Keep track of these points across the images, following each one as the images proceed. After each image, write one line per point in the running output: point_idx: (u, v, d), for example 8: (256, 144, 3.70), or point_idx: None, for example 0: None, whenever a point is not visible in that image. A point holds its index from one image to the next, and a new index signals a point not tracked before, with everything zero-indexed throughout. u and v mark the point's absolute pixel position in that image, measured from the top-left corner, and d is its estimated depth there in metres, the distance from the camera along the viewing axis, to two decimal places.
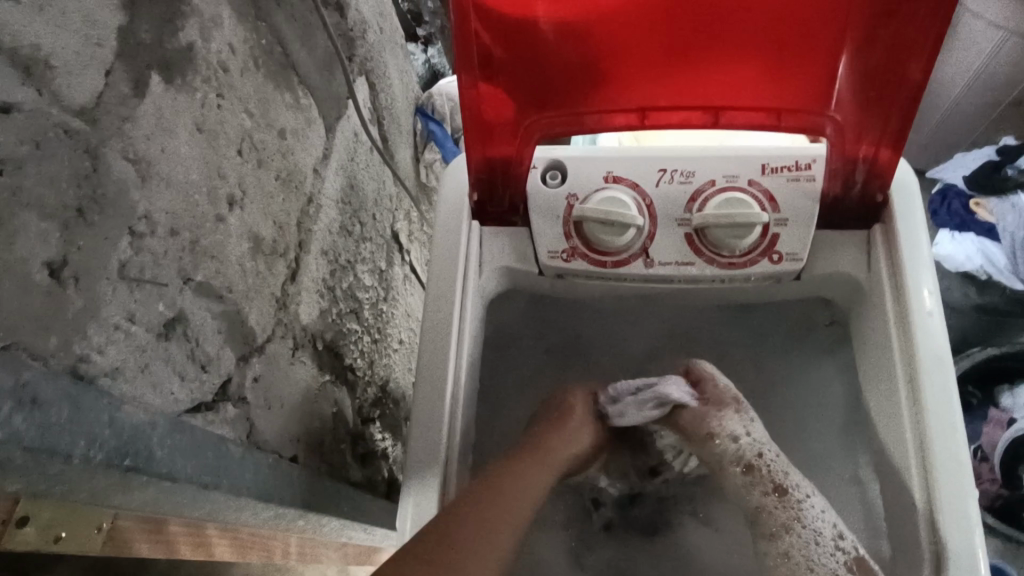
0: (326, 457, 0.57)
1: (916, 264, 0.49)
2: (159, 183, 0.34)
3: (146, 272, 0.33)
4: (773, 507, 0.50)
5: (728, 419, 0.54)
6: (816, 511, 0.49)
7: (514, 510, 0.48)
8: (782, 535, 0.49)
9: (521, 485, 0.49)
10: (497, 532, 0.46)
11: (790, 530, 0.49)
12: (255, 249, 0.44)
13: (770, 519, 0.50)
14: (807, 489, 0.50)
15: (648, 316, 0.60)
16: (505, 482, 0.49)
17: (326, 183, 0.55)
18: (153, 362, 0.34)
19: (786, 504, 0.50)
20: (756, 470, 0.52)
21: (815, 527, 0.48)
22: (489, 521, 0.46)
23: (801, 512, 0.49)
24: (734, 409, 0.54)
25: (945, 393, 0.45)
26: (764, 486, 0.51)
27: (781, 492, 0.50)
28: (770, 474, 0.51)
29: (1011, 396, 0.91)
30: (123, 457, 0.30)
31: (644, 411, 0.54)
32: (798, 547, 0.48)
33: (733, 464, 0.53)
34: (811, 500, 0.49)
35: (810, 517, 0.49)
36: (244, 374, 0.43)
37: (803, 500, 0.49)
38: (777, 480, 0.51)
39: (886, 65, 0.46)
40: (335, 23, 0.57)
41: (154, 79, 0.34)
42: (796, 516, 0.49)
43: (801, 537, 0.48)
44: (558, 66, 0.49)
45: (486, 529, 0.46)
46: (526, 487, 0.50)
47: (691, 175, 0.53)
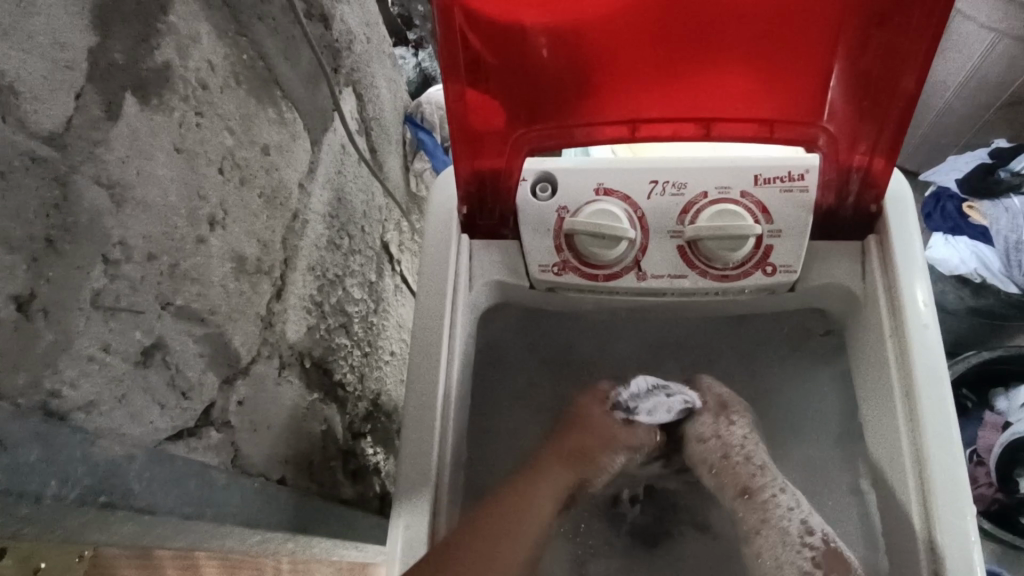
0: (316, 477, 0.56)
1: (911, 276, 0.49)
2: (135, 207, 0.33)
3: (122, 300, 0.32)
4: (742, 505, 0.54)
5: (709, 421, 0.56)
6: (784, 510, 0.51)
7: (519, 535, 0.49)
8: (756, 532, 0.52)
9: (525, 509, 0.50)
10: (496, 550, 0.47)
11: (762, 528, 0.52)
12: (239, 269, 0.43)
13: (749, 518, 0.53)
14: (777, 487, 0.53)
15: (644, 326, 0.59)
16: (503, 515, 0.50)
17: (312, 198, 0.54)
18: (131, 392, 0.33)
19: (754, 506, 0.53)
20: (728, 466, 0.55)
21: (784, 526, 0.51)
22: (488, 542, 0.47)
23: (767, 513, 0.52)
24: (714, 413, 0.56)
25: (943, 406, 0.45)
26: (735, 486, 0.55)
27: (748, 494, 0.54)
28: (738, 475, 0.55)
29: (1005, 399, 0.94)
30: (98, 494, 0.29)
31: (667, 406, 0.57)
32: (766, 546, 0.51)
33: (703, 461, 0.57)
34: (780, 499, 0.52)
35: (776, 519, 0.51)
36: (228, 397, 0.42)
37: (770, 499, 0.52)
38: (743, 482, 0.54)
39: (879, 74, 0.45)
40: (319, 35, 0.56)
41: (129, 101, 0.33)
42: (765, 516, 0.52)
43: (769, 537, 0.51)
44: (547, 77, 0.48)
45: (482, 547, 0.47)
46: (527, 513, 0.50)
47: (684, 187, 0.52)
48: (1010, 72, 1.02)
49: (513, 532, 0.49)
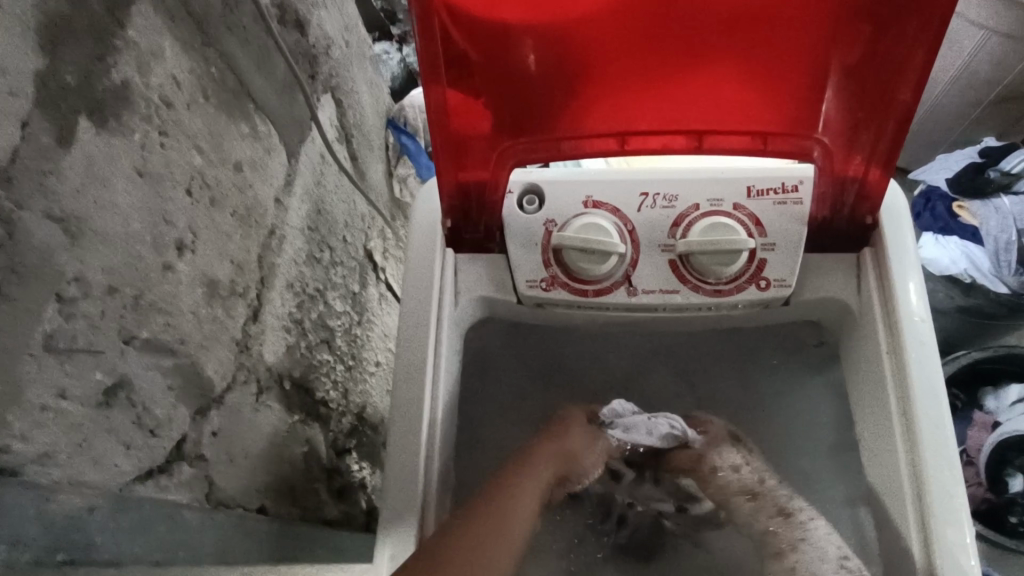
0: (298, 501, 0.54)
1: (906, 290, 0.47)
2: (94, 240, 0.31)
3: (79, 340, 0.30)
4: (778, 527, 0.51)
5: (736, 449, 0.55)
6: (820, 530, 0.49)
7: (503, 539, 0.47)
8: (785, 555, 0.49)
9: (518, 510, 0.49)
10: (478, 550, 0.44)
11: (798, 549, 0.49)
12: (211, 295, 0.41)
13: (776, 540, 0.51)
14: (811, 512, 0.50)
15: (639, 338, 0.58)
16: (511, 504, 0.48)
17: (289, 213, 0.52)
18: (93, 436, 0.31)
19: (791, 526, 0.50)
20: (761, 496, 0.53)
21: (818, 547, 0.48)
22: (464, 546, 0.44)
23: (795, 532, 0.50)
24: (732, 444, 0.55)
25: (940, 423, 0.44)
26: (770, 510, 0.52)
27: (785, 514, 0.51)
28: (773, 499, 0.52)
29: (994, 399, 0.95)
30: (55, 552, 0.28)
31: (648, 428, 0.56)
32: (806, 561, 0.48)
33: (738, 492, 0.54)
34: (814, 521, 0.50)
35: (820, 534, 0.48)
36: (202, 430, 0.40)
37: (807, 522, 0.50)
38: (779, 504, 0.52)
39: (874, 87, 0.44)
40: (294, 43, 0.54)
41: (84, 125, 0.30)
42: (801, 536, 0.49)
43: (807, 553, 0.48)
44: (533, 85, 0.46)
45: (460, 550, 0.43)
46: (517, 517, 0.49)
47: (674, 199, 0.50)
48: (999, 69, 1.01)
49: (504, 540, 0.47)
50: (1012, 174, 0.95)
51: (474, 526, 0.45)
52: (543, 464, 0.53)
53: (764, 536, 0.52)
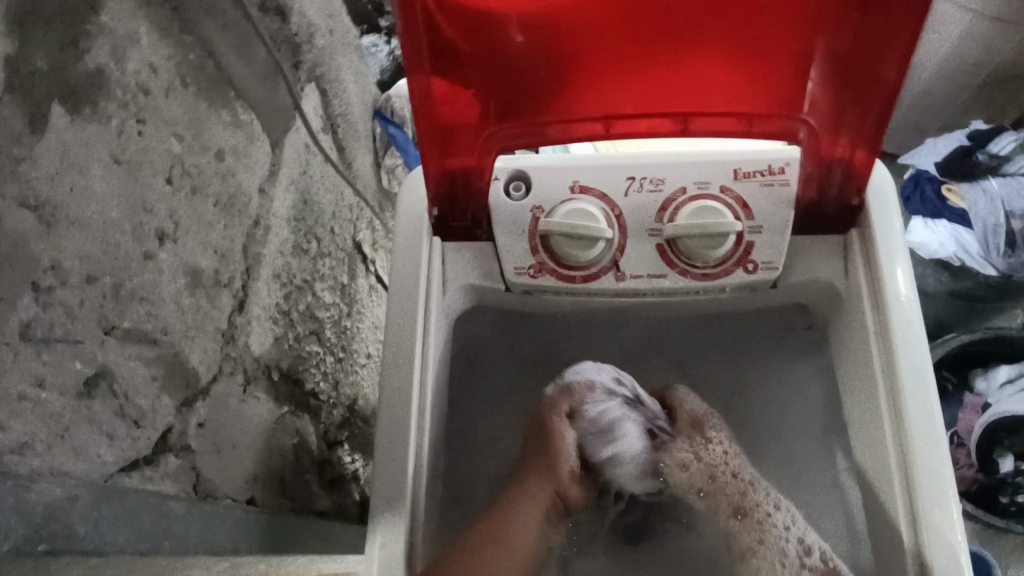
0: (289, 492, 0.54)
1: (893, 270, 0.47)
2: (70, 227, 0.31)
3: (57, 329, 0.30)
4: (734, 526, 0.52)
5: (685, 444, 0.55)
6: (781, 529, 0.50)
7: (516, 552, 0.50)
8: (749, 555, 0.51)
9: (519, 519, 0.50)
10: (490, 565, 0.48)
11: (758, 549, 0.51)
12: (193, 285, 0.41)
13: (738, 539, 0.52)
14: (772, 505, 0.51)
15: (639, 323, 0.57)
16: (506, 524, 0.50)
17: (274, 202, 0.52)
18: (74, 426, 0.30)
19: (749, 526, 0.51)
20: (714, 492, 0.53)
21: (781, 546, 0.50)
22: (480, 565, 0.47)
23: (771, 530, 0.51)
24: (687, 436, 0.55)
25: (927, 403, 0.44)
26: (725, 510, 0.53)
27: (742, 514, 0.52)
28: (728, 495, 0.53)
29: (985, 379, 0.96)
30: (37, 541, 0.28)
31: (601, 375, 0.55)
32: (767, 565, 0.50)
33: (688, 488, 0.54)
34: (774, 518, 0.51)
35: (799, 532, 0.50)
36: (187, 421, 0.40)
37: (766, 519, 0.51)
38: (734, 504, 0.52)
39: (860, 66, 0.44)
40: (276, 30, 0.53)
41: (56, 111, 0.30)
42: (760, 537, 0.51)
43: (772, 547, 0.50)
44: (516, 69, 0.46)
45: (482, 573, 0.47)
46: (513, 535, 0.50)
47: (662, 183, 0.50)
48: (988, 51, 1.01)
49: (514, 552, 0.49)
50: (1000, 156, 0.96)
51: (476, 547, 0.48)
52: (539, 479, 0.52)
53: (726, 531, 0.52)
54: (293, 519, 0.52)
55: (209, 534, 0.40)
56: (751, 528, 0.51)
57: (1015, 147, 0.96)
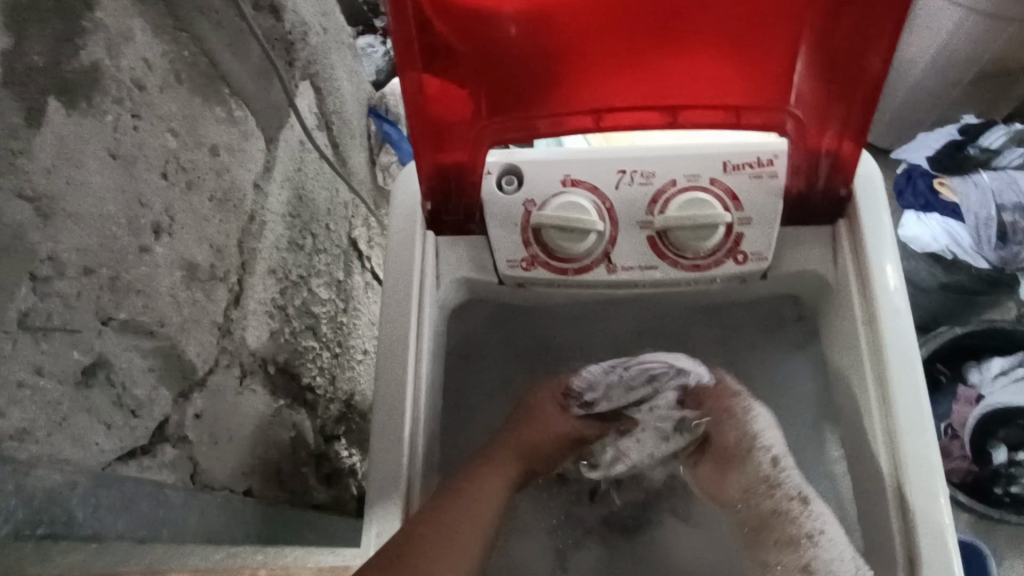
0: (286, 485, 0.54)
1: (881, 259, 0.48)
2: (67, 220, 0.31)
3: (55, 319, 0.30)
4: (773, 522, 0.45)
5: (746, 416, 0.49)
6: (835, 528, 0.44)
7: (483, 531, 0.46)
8: (784, 550, 0.44)
9: (490, 496, 0.48)
10: (457, 544, 0.44)
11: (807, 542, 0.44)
12: (189, 278, 0.41)
13: (784, 528, 0.45)
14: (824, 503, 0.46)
15: (629, 314, 0.57)
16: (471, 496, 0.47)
17: (269, 198, 0.52)
18: (72, 415, 0.31)
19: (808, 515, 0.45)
20: (778, 474, 0.47)
21: (836, 544, 0.43)
22: (449, 543, 0.43)
23: (807, 525, 0.44)
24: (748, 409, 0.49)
25: (915, 390, 0.44)
26: (786, 493, 0.46)
27: (804, 501, 0.45)
28: (793, 481, 0.46)
29: (978, 372, 0.97)
30: (36, 526, 0.28)
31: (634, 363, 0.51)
32: (820, 561, 0.43)
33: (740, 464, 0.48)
34: (815, 512, 0.45)
35: (831, 534, 0.44)
36: (184, 412, 0.40)
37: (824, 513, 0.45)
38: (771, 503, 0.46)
39: (845, 59, 0.45)
40: (270, 28, 0.54)
41: (53, 106, 0.31)
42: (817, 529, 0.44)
43: (825, 550, 0.43)
44: (507, 64, 0.47)
45: (446, 556, 0.43)
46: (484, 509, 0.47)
47: (652, 176, 0.51)
48: (978, 47, 1.02)
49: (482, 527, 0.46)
50: (991, 150, 0.97)
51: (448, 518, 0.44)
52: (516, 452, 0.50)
53: (770, 515, 0.46)
54: (289, 512, 0.53)
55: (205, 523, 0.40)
56: (786, 521, 0.45)
57: (1006, 141, 0.97)
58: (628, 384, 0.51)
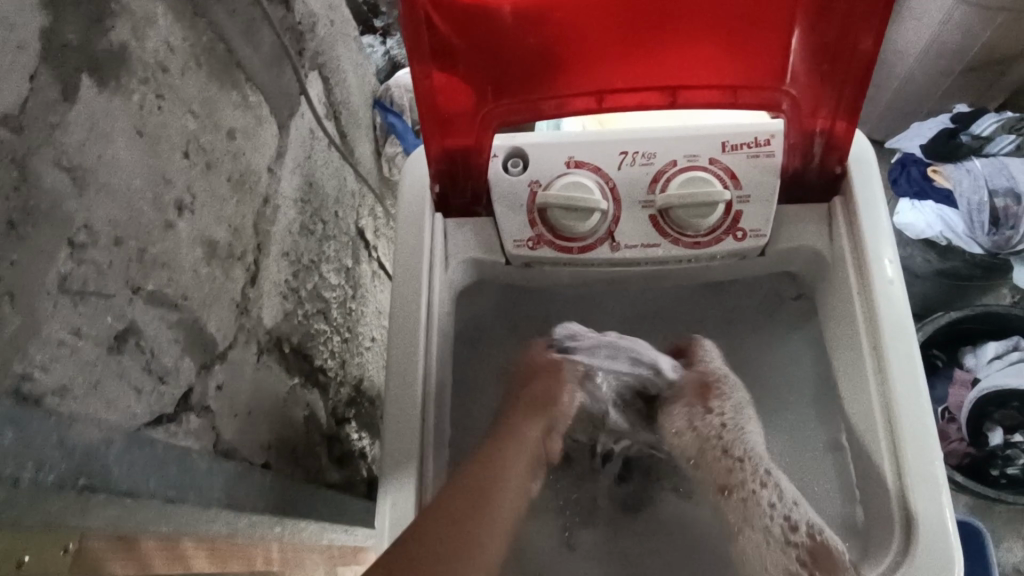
0: (301, 462, 0.56)
1: (877, 234, 0.50)
2: (99, 192, 0.33)
3: (90, 284, 0.32)
4: (723, 501, 0.51)
5: (683, 407, 0.54)
6: (768, 508, 0.49)
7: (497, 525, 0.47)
8: (746, 529, 0.49)
9: (501, 471, 0.49)
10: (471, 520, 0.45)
11: (745, 529, 0.49)
12: (210, 255, 0.43)
13: (728, 513, 0.50)
14: (764, 479, 0.50)
15: (635, 292, 0.59)
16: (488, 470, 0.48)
17: (282, 183, 0.54)
18: (105, 378, 0.33)
19: (736, 499, 0.50)
20: (709, 454, 0.52)
21: (766, 526, 0.48)
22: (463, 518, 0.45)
23: (762, 509, 0.49)
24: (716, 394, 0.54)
25: (909, 357, 0.46)
26: (716, 477, 0.52)
27: (726, 489, 0.51)
28: (721, 466, 0.52)
29: (974, 356, 0.99)
30: (78, 476, 0.29)
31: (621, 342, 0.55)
32: (758, 541, 0.48)
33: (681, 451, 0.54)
34: (764, 496, 0.49)
35: (771, 514, 0.48)
36: (206, 383, 0.42)
37: (755, 495, 0.49)
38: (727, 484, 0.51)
39: (836, 38, 0.46)
40: (281, 18, 0.56)
41: (86, 83, 0.32)
42: (748, 514, 0.49)
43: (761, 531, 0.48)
44: (511, 48, 0.48)
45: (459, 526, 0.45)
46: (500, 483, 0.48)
47: (653, 156, 0.53)
48: (968, 37, 1.04)
49: (496, 498, 0.47)
50: (982, 137, 0.98)
51: (455, 504, 0.45)
52: (525, 437, 0.51)
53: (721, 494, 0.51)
54: (305, 489, 0.55)
55: (227, 492, 0.42)
56: (738, 498, 0.50)
57: (997, 127, 0.98)
58: (613, 352, 0.55)
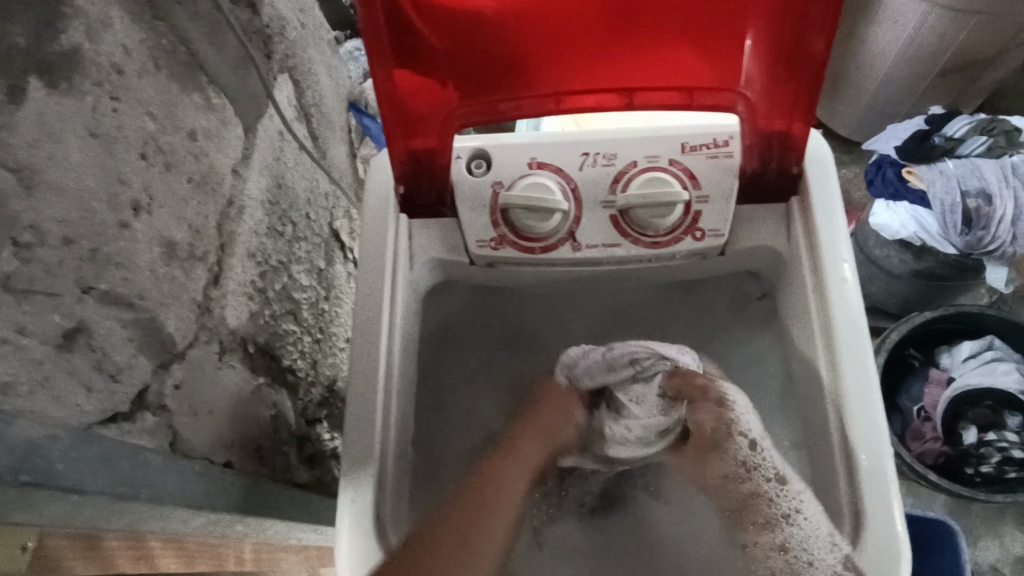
0: (267, 461, 0.56)
1: (833, 237, 0.51)
2: (48, 192, 0.33)
3: (36, 283, 0.32)
4: (759, 502, 0.50)
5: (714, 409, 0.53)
6: (798, 516, 0.48)
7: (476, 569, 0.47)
8: (761, 530, 0.50)
9: (501, 493, 0.51)
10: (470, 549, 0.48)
11: (780, 525, 0.48)
12: (169, 255, 0.43)
13: (757, 510, 0.50)
14: (801, 488, 0.49)
15: (605, 291, 0.59)
16: (487, 491, 0.51)
17: (248, 184, 0.54)
18: (53, 376, 0.33)
19: (784, 497, 0.49)
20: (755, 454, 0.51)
21: (801, 532, 0.47)
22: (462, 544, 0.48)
23: (782, 504, 0.49)
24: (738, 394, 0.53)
25: (861, 355, 0.47)
26: (765, 473, 0.51)
27: (755, 496, 0.51)
28: (768, 461, 0.51)
29: (949, 356, 1.00)
30: (17, 473, 0.31)
31: (609, 354, 0.55)
32: (797, 537, 0.47)
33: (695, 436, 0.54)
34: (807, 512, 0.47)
35: (807, 512, 0.47)
36: (163, 381, 0.42)
37: (798, 501, 0.48)
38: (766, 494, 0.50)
39: (787, 41, 0.47)
40: (247, 21, 0.56)
41: (34, 85, 0.33)
42: (787, 510, 0.48)
43: (801, 528, 0.47)
44: (470, 51, 0.49)
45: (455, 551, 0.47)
46: (498, 504, 0.50)
47: (614, 157, 0.53)
48: (942, 40, 1.05)
49: (496, 518, 0.50)
50: (954, 139, 0.99)
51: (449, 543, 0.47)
52: (523, 456, 0.53)
53: (748, 498, 0.51)
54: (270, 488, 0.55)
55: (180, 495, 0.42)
56: (764, 502, 0.50)
57: (969, 129, 0.99)
58: (611, 364, 0.54)
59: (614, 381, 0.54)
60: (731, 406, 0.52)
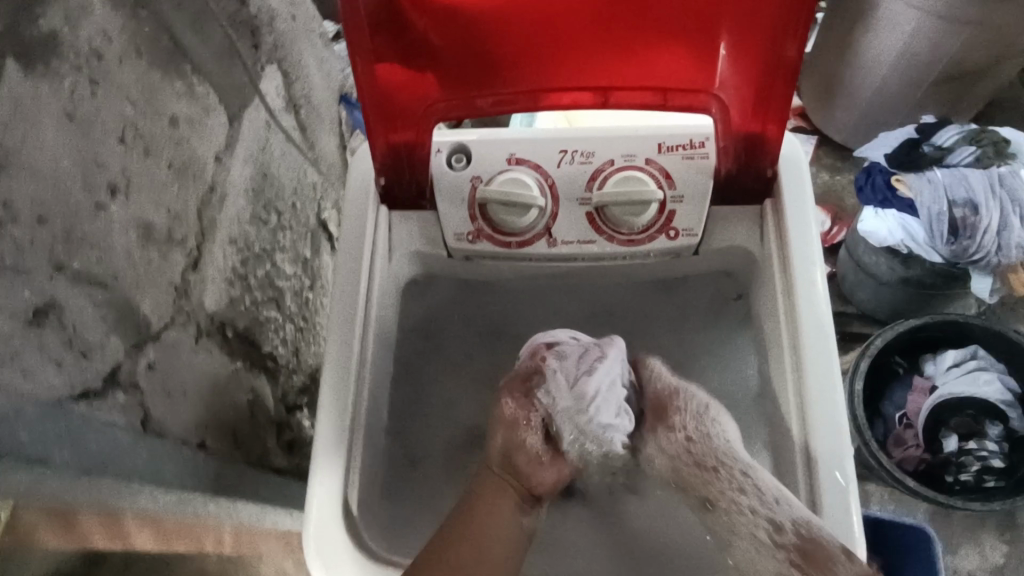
0: (243, 445, 0.58)
1: (803, 239, 0.51)
2: (23, 172, 0.34)
3: (7, 259, 0.33)
4: (710, 508, 0.48)
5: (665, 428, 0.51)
6: (748, 513, 0.46)
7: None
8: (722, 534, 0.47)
9: (486, 531, 0.46)
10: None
11: (731, 533, 0.47)
12: (145, 238, 0.44)
13: (718, 521, 0.48)
14: (741, 483, 0.47)
15: (586, 289, 0.59)
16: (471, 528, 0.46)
17: (231, 172, 0.55)
18: (23, 350, 0.34)
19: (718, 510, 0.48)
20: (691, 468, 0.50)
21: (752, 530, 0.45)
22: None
23: (731, 513, 0.47)
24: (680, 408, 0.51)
25: (826, 356, 0.47)
26: (699, 493, 0.49)
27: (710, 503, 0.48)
28: (706, 477, 0.49)
29: (933, 364, 1.01)
30: None
31: (571, 347, 0.51)
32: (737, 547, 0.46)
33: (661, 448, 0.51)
34: (743, 503, 0.46)
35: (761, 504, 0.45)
36: (136, 361, 0.43)
37: (735, 497, 0.47)
38: (704, 492, 0.49)
39: (761, 44, 0.48)
40: (234, 12, 0.57)
41: (11, 66, 0.33)
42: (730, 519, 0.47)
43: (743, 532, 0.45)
44: (449, 46, 0.50)
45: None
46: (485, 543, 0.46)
47: (591, 155, 0.54)
48: (936, 49, 1.05)
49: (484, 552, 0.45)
50: (943, 148, 0.99)
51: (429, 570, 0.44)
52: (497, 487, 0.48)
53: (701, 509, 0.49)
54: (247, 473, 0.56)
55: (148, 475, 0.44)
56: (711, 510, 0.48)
57: (958, 139, 0.99)
58: (570, 359, 0.51)
59: (570, 375, 0.50)
60: (670, 412, 0.51)
